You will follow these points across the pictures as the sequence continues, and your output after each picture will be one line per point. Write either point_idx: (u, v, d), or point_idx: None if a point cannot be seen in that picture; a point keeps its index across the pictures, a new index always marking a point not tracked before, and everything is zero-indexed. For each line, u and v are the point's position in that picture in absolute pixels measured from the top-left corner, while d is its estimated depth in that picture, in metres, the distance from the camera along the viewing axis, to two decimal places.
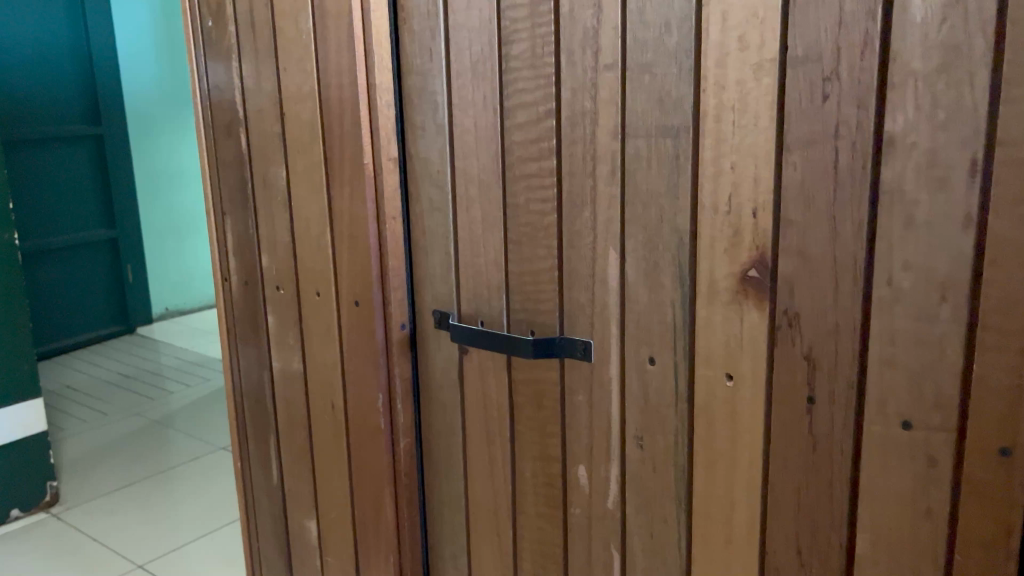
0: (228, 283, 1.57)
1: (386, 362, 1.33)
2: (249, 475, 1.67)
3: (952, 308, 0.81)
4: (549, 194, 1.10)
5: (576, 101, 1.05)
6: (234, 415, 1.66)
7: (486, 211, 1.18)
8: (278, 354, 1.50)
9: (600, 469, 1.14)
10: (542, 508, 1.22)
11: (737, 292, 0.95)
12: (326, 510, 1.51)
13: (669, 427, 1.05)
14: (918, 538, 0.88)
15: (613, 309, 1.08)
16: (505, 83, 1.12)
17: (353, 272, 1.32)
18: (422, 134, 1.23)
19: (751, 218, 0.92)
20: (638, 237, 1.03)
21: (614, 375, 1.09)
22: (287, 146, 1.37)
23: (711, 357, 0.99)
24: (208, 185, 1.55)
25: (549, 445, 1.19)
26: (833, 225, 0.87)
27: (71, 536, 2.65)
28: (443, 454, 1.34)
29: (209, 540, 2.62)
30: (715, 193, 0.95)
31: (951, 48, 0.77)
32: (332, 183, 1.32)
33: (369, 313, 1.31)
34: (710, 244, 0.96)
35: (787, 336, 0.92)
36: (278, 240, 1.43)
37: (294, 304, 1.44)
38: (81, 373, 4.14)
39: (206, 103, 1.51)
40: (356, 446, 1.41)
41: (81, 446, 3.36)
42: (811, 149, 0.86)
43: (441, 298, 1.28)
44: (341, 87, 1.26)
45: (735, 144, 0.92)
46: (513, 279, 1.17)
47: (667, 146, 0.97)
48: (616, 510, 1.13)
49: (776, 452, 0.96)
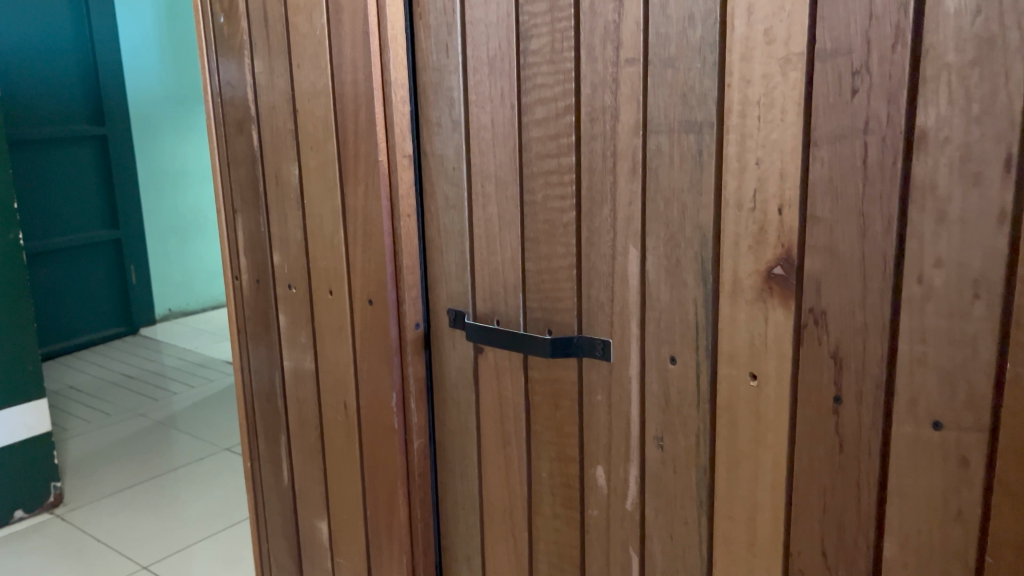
0: (238, 282, 1.56)
1: (400, 361, 1.31)
2: (259, 475, 1.65)
3: (985, 306, 0.80)
4: (568, 191, 1.09)
5: (596, 97, 1.03)
6: (244, 415, 1.65)
7: (503, 208, 1.16)
8: (289, 353, 1.49)
9: (619, 470, 1.13)
10: (559, 509, 1.21)
11: (761, 290, 0.94)
12: (338, 511, 1.49)
13: (690, 427, 1.04)
14: (948, 540, 0.86)
15: (633, 308, 1.06)
16: (523, 79, 1.10)
17: (367, 270, 1.31)
18: (438, 130, 1.22)
19: (777, 214, 0.91)
20: (660, 235, 1.01)
21: (634, 375, 1.08)
22: (300, 144, 1.36)
23: (734, 357, 0.98)
24: (219, 183, 1.53)
25: (566, 446, 1.18)
26: (862, 222, 0.85)
27: (76, 537, 2.63)
28: (458, 454, 1.32)
29: (215, 542, 2.60)
30: (739, 189, 0.93)
31: (986, 41, 0.75)
32: (345, 181, 1.31)
33: (383, 312, 1.30)
34: (734, 241, 0.95)
35: (813, 334, 0.91)
36: (290, 238, 1.42)
37: (306, 302, 1.43)
38: (85, 374, 4.12)
39: (216, 100, 1.50)
40: (369, 447, 1.39)
41: (85, 447, 3.34)
42: (840, 145, 0.85)
43: (456, 297, 1.26)
44: (355, 83, 1.25)
45: (761, 140, 0.90)
46: (531, 278, 1.16)
47: (690, 141, 0.96)
48: (636, 512, 1.12)
49: (801, 453, 0.95)
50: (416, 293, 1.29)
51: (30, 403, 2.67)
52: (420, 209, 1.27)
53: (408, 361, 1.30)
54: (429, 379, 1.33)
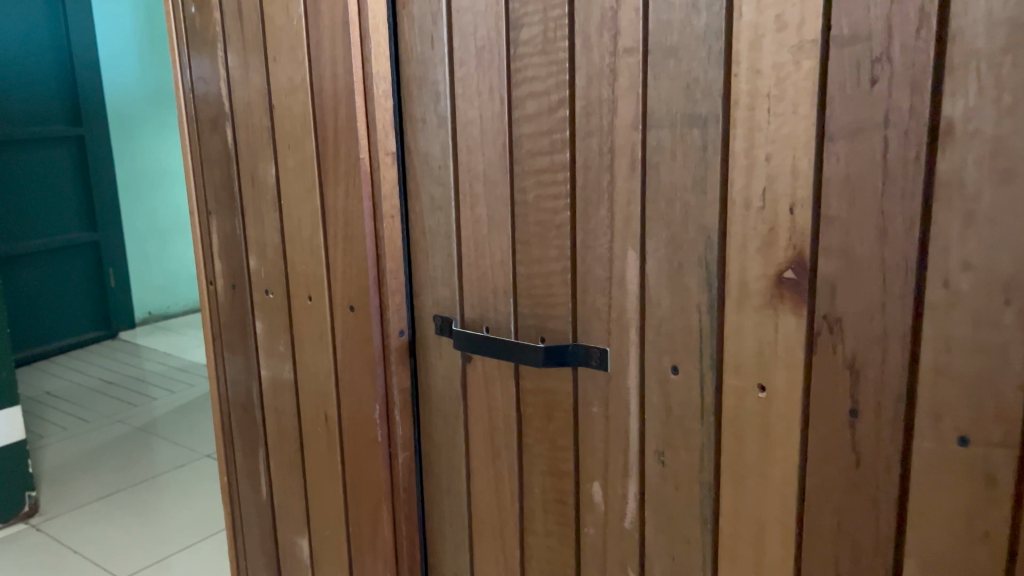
0: (212, 287, 1.48)
1: (384, 371, 1.24)
2: (237, 489, 1.58)
3: (1016, 313, 0.74)
4: (561, 190, 1.02)
5: (592, 89, 0.97)
6: (220, 427, 1.57)
7: (493, 209, 1.10)
8: (267, 362, 1.41)
9: (616, 486, 1.06)
10: (553, 527, 1.14)
11: (771, 296, 0.88)
12: (319, 528, 1.42)
13: (693, 442, 0.97)
14: (974, 564, 0.80)
15: (632, 315, 1.00)
16: (514, 71, 1.04)
17: (348, 275, 1.24)
18: (423, 126, 1.15)
19: (788, 215, 0.85)
20: (660, 236, 0.95)
21: (633, 386, 1.01)
22: (277, 141, 1.28)
23: (741, 366, 0.91)
24: (190, 182, 1.45)
25: (560, 460, 1.11)
26: (881, 222, 0.79)
27: (50, 548, 2.54)
28: (445, 469, 1.25)
29: (194, 552, 2.51)
30: (747, 188, 0.87)
31: (1019, 24, 0.69)
32: (324, 181, 1.23)
33: (365, 320, 1.23)
34: (741, 244, 0.89)
35: (827, 343, 0.85)
36: (266, 241, 1.34)
37: (284, 309, 1.35)
38: (62, 379, 4.02)
39: (188, 96, 1.42)
40: (352, 460, 1.32)
41: (61, 454, 3.24)
42: (858, 139, 0.79)
43: (442, 303, 1.19)
44: (335, 77, 1.18)
45: (771, 134, 0.84)
46: (522, 282, 1.09)
47: (694, 136, 0.90)
48: (635, 530, 1.05)
49: (814, 469, 0.88)
50: (400, 299, 1.22)
51: (2, 411, 2.56)
52: (403, 210, 1.20)
53: (393, 371, 1.23)
54: (414, 390, 1.26)
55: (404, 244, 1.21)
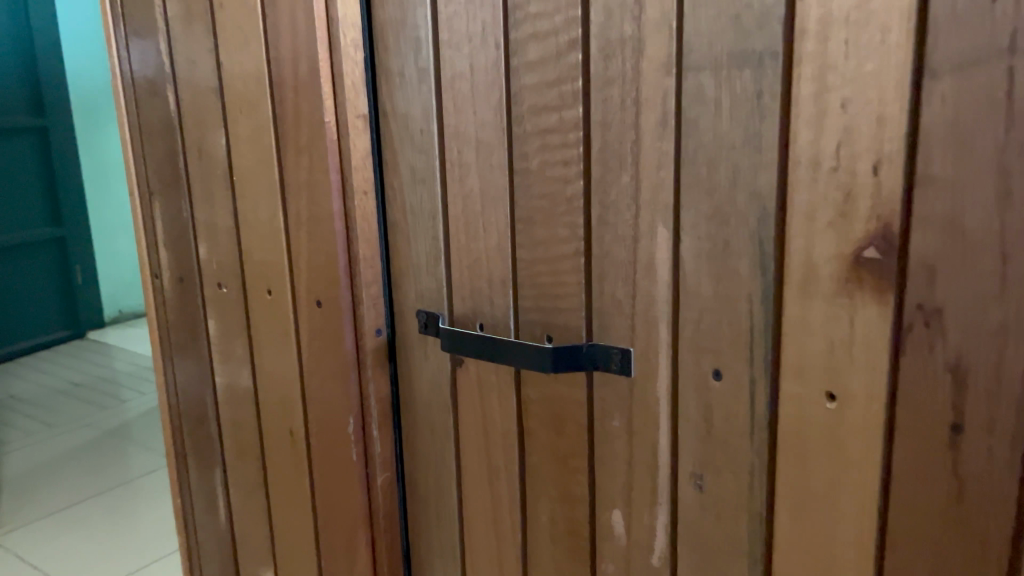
0: (158, 282, 1.27)
1: (359, 377, 1.04)
2: (192, 513, 1.37)
3: None
4: (572, 154, 0.83)
5: (611, 26, 0.78)
6: (170, 442, 1.36)
7: (487, 180, 0.90)
8: (221, 368, 1.21)
9: (642, 515, 0.87)
10: (563, 563, 0.95)
11: (846, 281, 0.69)
12: (287, 559, 1.22)
13: (741, 463, 0.79)
14: None
15: (662, 307, 0.81)
16: (511, 9, 0.84)
17: (313, 264, 1.04)
18: (401, 82, 0.95)
19: (871, 177, 0.66)
20: (700, 209, 0.76)
21: (663, 394, 0.82)
22: (227, 106, 1.08)
23: (805, 370, 0.73)
24: (129, 159, 1.24)
25: (571, 483, 0.92)
26: (1001, 182, 0.60)
27: (7, 564, 2.33)
28: (433, 492, 1.06)
29: (166, 566, 2.31)
30: (816, 144, 0.68)
31: None
32: (284, 153, 1.03)
33: (335, 317, 1.03)
34: (807, 215, 0.70)
35: (922, 341, 0.66)
36: (218, 226, 1.14)
37: (240, 306, 1.15)
38: (25, 381, 3.78)
39: (123, 57, 1.21)
40: (323, 481, 1.12)
41: (24, 461, 3.02)
42: (970, 73, 0.60)
43: (427, 296, 1.00)
44: (294, 25, 0.98)
45: (849, 72, 0.65)
46: (523, 269, 0.90)
47: (745, 80, 0.71)
48: (665, 569, 0.87)
49: (901, 500, 0.70)
50: (377, 291, 1.02)
51: None
52: (379, 185, 1.00)
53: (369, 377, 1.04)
54: (395, 399, 1.06)
55: (381, 227, 1.01)
